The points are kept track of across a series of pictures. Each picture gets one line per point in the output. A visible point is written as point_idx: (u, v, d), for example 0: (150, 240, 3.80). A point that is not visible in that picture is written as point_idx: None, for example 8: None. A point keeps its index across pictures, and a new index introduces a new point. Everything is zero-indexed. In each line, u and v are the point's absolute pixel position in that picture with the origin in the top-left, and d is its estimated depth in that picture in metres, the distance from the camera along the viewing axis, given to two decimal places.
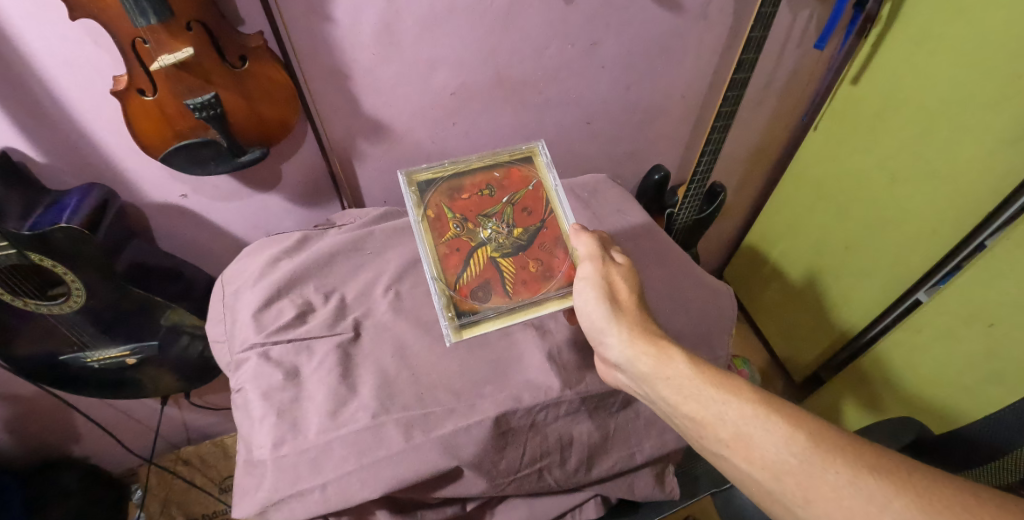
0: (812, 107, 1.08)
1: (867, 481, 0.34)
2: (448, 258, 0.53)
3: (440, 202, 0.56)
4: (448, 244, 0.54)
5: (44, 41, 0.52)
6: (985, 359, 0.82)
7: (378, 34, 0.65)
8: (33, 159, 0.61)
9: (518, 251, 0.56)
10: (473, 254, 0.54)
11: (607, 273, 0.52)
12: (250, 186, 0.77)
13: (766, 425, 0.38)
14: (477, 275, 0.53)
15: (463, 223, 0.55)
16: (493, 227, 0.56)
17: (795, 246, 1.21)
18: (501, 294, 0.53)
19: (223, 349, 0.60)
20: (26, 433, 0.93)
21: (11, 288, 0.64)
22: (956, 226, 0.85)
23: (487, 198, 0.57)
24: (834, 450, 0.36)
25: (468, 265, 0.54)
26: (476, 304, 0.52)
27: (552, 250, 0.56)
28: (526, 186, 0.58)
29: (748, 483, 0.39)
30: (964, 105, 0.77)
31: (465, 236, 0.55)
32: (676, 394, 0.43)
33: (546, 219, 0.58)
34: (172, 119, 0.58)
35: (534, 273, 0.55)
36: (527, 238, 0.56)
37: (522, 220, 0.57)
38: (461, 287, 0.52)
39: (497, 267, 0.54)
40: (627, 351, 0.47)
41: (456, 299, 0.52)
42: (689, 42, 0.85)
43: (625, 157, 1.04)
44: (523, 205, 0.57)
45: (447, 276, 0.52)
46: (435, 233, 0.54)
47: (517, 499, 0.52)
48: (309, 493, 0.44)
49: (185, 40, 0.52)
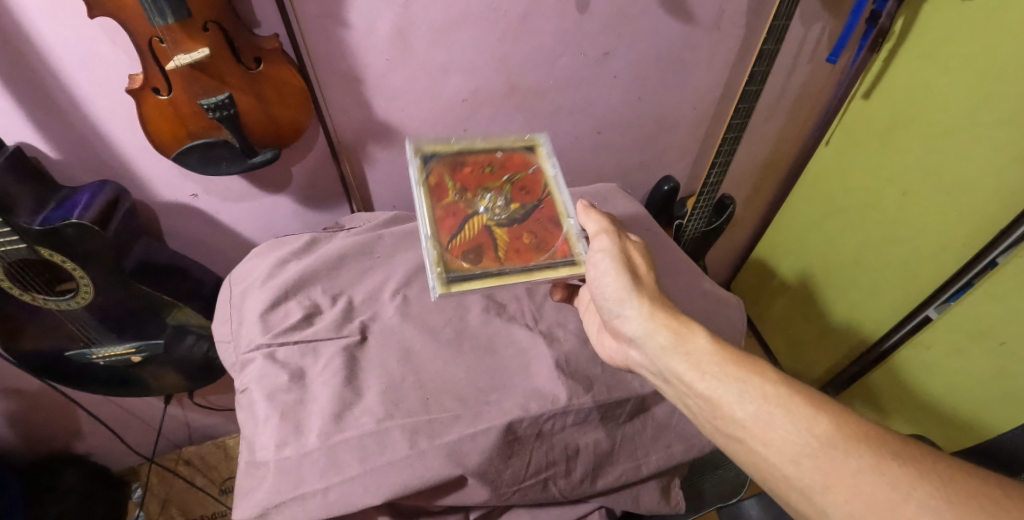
0: (823, 121, 1.08)
1: (891, 468, 0.33)
2: (444, 221, 0.53)
3: (442, 172, 0.57)
4: (444, 209, 0.54)
5: (62, 38, 0.53)
6: (998, 376, 0.80)
7: (392, 39, 0.66)
8: (47, 155, 0.62)
9: (513, 223, 0.55)
10: (468, 221, 0.54)
11: (624, 248, 0.52)
12: (261, 187, 0.77)
13: (787, 406, 0.37)
14: (470, 239, 0.52)
15: (461, 193, 0.56)
16: (491, 200, 0.56)
17: (804, 261, 1.20)
18: (493, 259, 0.52)
19: (228, 349, 0.59)
20: (27, 428, 0.93)
21: (20, 282, 0.64)
22: (967, 241, 0.84)
23: (489, 172, 0.58)
24: (857, 436, 0.35)
25: (462, 229, 0.53)
26: (466, 263, 0.50)
27: (547, 226, 0.56)
28: (526, 169, 0.59)
29: (763, 468, 0.38)
30: (977, 121, 0.76)
31: (462, 204, 0.55)
32: (693, 367, 0.43)
33: (543, 200, 0.58)
34: (185, 118, 0.58)
35: (527, 244, 0.53)
36: (523, 213, 0.56)
37: (519, 198, 0.57)
38: (453, 247, 0.51)
39: (490, 234, 0.53)
40: (646, 324, 0.47)
41: (446, 257, 0.50)
42: (701, 54, 0.85)
43: (636, 166, 1.03)
44: (521, 186, 0.58)
45: (439, 236, 0.52)
46: (433, 197, 0.54)
47: (521, 510, 0.51)
48: (310, 497, 0.43)
49: (201, 40, 0.52)
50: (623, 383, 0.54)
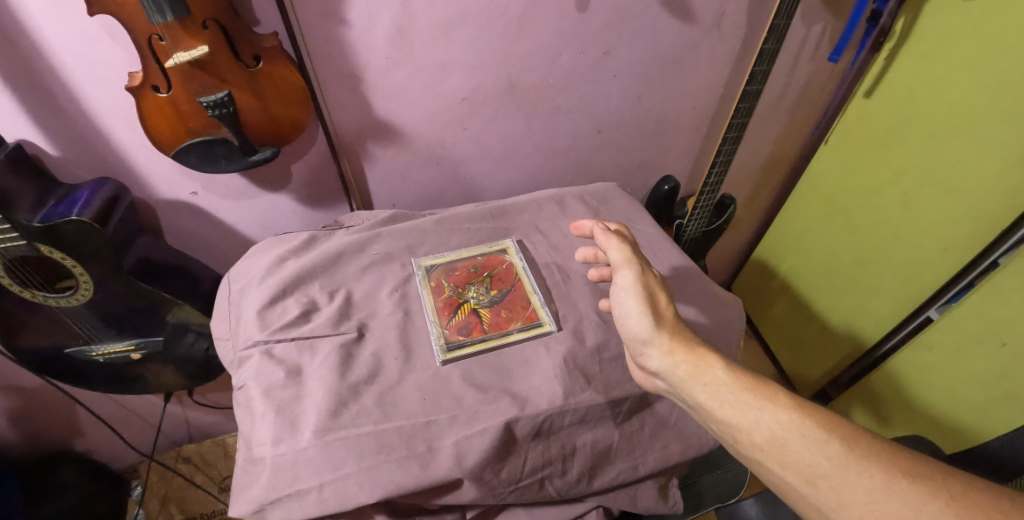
0: (823, 121, 1.08)
1: (902, 485, 0.34)
2: (443, 310, 0.60)
3: (439, 276, 0.64)
4: (443, 301, 0.61)
5: (62, 36, 0.53)
6: (999, 378, 0.79)
7: (392, 38, 0.66)
8: (47, 152, 0.62)
9: (495, 302, 0.61)
10: (459, 306, 0.61)
11: (647, 281, 0.51)
12: (259, 185, 0.77)
13: (801, 430, 0.38)
14: (461, 319, 0.59)
15: (453, 288, 0.63)
16: (477, 290, 0.63)
17: (805, 261, 1.19)
18: (478, 328, 0.58)
19: (226, 347, 0.59)
20: (27, 425, 0.94)
21: (20, 279, 0.65)
22: (968, 242, 0.84)
23: (473, 272, 0.65)
24: (868, 454, 0.36)
25: (456, 315, 0.59)
26: (458, 337, 0.57)
27: (521, 299, 0.62)
28: (501, 263, 0.66)
29: (783, 489, 0.39)
30: (980, 122, 0.76)
31: (455, 296, 0.62)
32: (713, 400, 0.43)
33: (517, 281, 0.64)
34: (184, 115, 0.58)
35: (505, 315, 0.60)
36: (502, 293, 0.62)
37: (498, 284, 0.64)
38: (450, 327, 0.58)
39: (476, 314, 0.60)
40: (666, 361, 0.46)
41: (446, 334, 0.57)
42: (702, 53, 0.85)
43: (636, 166, 1.03)
44: (499, 274, 0.65)
45: (439, 323, 0.58)
46: (434, 295, 0.62)
47: (518, 509, 0.50)
48: (306, 493, 0.43)
49: (200, 38, 0.52)
50: (621, 382, 0.53)
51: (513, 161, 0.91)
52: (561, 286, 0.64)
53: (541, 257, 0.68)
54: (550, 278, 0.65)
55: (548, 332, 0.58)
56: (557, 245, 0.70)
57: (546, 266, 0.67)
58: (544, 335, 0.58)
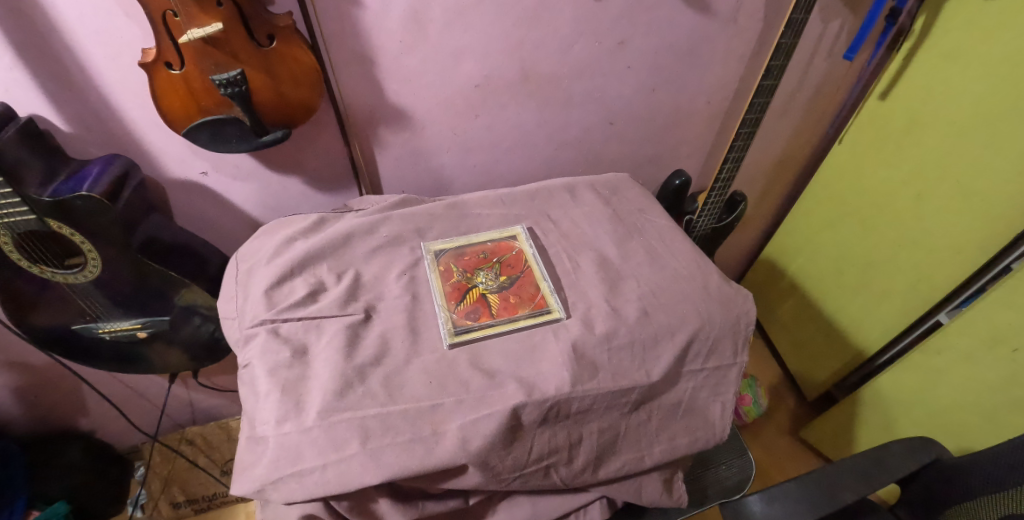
0: (838, 119, 1.07)
1: None
2: (451, 295, 0.59)
3: (449, 260, 0.63)
4: (451, 286, 0.61)
5: (76, 10, 0.53)
6: (1009, 384, 0.78)
7: (405, 21, 0.65)
8: (58, 128, 0.62)
9: (503, 289, 0.61)
10: (468, 292, 0.60)
11: None
12: (270, 167, 0.77)
13: None
14: (470, 304, 0.58)
15: (463, 274, 0.62)
16: (485, 276, 0.62)
17: (816, 261, 1.18)
18: (487, 313, 0.58)
19: (231, 326, 0.58)
20: (34, 401, 0.95)
21: (28, 254, 0.65)
22: (980, 246, 0.83)
23: (483, 257, 0.65)
24: None
25: (464, 300, 0.59)
26: (467, 321, 0.56)
27: (529, 286, 0.61)
28: (510, 251, 0.66)
29: None
30: (994, 124, 0.75)
31: (464, 282, 0.61)
32: None
33: (525, 269, 0.63)
34: (197, 94, 0.58)
35: (514, 301, 0.59)
36: (510, 280, 0.62)
37: (506, 271, 0.63)
38: (458, 311, 0.57)
39: (485, 301, 0.59)
40: None
41: (454, 318, 0.57)
42: (717, 46, 0.84)
43: (648, 159, 1.02)
44: (507, 262, 0.64)
45: (449, 306, 0.58)
46: (443, 279, 0.61)
47: (521, 497, 0.51)
48: (308, 474, 0.42)
49: (215, 15, 0.51)
50: (630, 371, 0.53)
51: (524, 150, 0.91)
52: (571, 274, 0.63)
53: (551, 245, 0.68)
54: (560, 267, 0.64)
55: (556, 319, 0.57)
56: (567, 233, 0.70)
57: (556, 254, 0.66)
58: (552, 322, 0.57)
